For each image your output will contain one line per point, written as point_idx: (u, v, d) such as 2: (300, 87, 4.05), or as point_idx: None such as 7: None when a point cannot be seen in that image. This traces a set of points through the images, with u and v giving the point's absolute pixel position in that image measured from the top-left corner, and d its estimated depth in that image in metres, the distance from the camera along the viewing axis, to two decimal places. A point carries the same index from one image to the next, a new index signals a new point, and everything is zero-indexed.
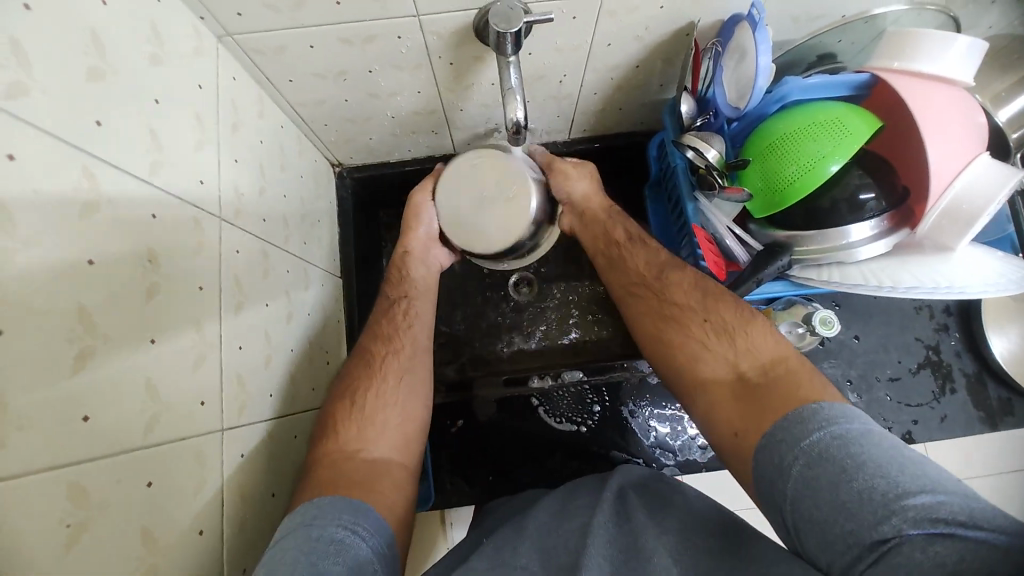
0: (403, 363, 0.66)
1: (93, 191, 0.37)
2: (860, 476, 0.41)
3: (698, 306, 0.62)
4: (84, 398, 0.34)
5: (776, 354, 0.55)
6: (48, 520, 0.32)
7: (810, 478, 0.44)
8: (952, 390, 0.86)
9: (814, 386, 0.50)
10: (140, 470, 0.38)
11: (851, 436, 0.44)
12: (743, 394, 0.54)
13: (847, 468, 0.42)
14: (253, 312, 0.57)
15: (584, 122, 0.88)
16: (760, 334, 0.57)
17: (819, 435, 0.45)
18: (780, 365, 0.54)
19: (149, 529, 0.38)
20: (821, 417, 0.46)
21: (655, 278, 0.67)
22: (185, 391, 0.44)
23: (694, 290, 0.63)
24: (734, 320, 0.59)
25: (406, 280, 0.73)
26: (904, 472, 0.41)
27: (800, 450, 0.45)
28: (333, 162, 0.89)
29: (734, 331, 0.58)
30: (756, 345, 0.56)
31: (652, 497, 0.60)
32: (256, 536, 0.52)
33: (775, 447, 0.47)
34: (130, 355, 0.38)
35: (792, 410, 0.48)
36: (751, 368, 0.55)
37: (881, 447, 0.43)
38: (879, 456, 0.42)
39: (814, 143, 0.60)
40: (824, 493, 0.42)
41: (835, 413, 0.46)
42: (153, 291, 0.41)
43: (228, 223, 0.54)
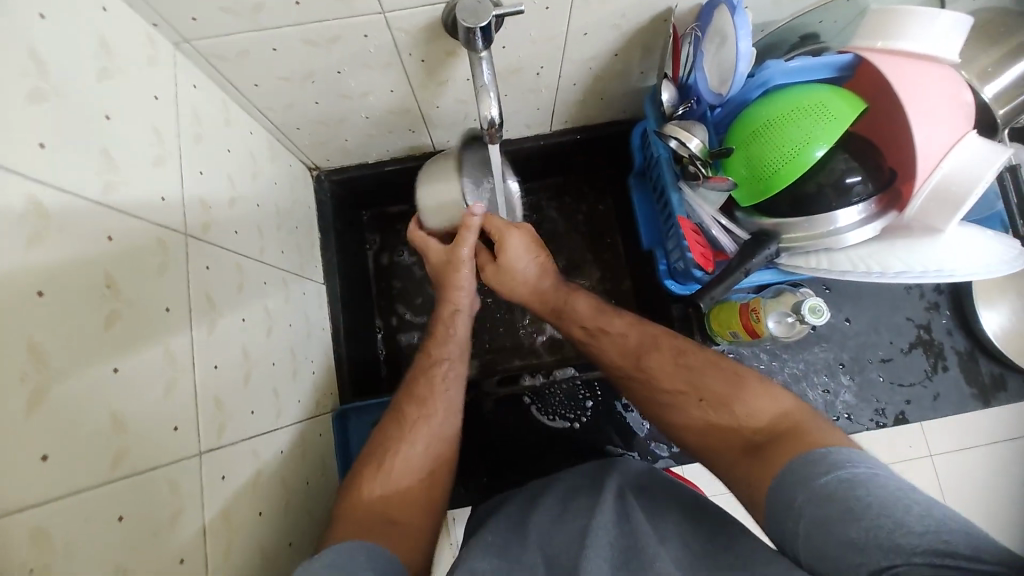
0: (434, 427, 0.63)
1: (38, 221, 0.35)
2: (866, 516, 0.40)
3: (686, 384, 0.60)
4: (43, 437, 0.33)
5: (777, 410, 0.54)
6: (11, 567, 0.31)
7: (819, 517, 0.43)
8: (945, 367, 0.86)
9: (824, 433, 0.50)
10: (112, 503, 0.37)
11: (859, 479, 0.43)
12: (755, 453, 0.52)
13: (853, 507, 0.41)
14: (230, 328, 0.55)
15: (565, 114, 0.85)
16: (757, 396, 0.56)
17: (825, 478, 0.44)
18: (787, 419, 0.53)
19: (124, 566, 0.37)
20: (829, 460, 0.46)
21: (635, 364, 0.65)
22: (157, 418, 0.42)
23: (677, 366, 0.62)
24: (726, 387, 0.58)
25: (449, 341, 0.71)
26: (912, 512, 0.40)
27: (808, 492, 0.45)
28: (310, 165, 0.87)
29: (730, 399, 0.57)
30: (757, 406, 0.55)
31: (651, 501, 0.58)
32: (245, 556, 0.51)
33: (785, 490, 0.47)
34: (91, 387, 0.37)
35: (801, 456, 0.48)
36: (755, 429, 0.54)
37: (888, 487, 0.42)
38: (886, 494, 0.42)
39: (798, 128, 0.58)
40: (832, 532, 0.42)
41: (847, 458, 0.46)
42: (113, 318, 0.39)
43: (196, 239, 0.52)
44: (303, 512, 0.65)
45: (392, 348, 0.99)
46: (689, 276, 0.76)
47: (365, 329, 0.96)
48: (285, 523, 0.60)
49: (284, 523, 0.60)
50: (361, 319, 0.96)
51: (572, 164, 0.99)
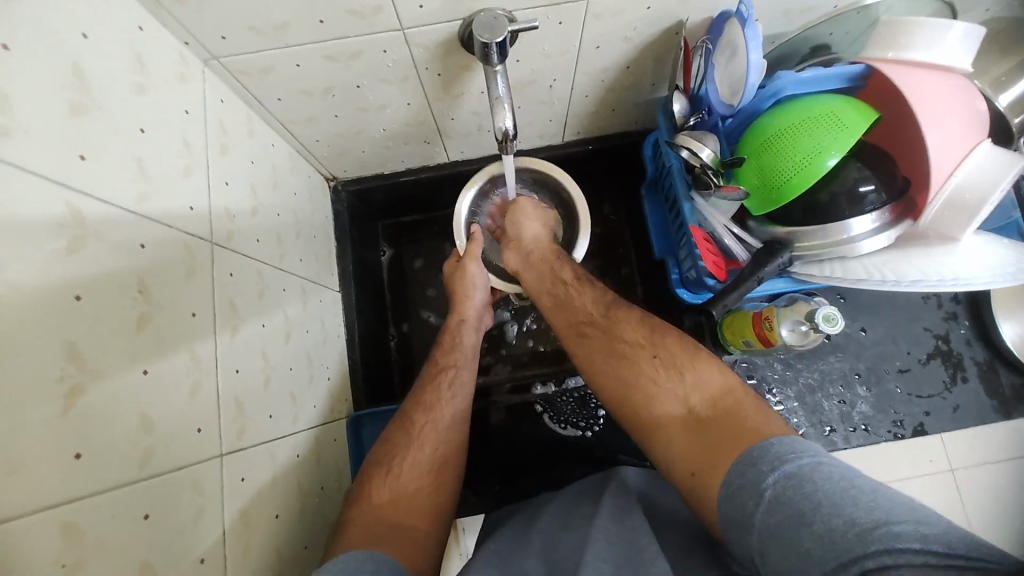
0: (442, 433, 0.64)
1: (78, 229, 0.37)
2: (816, 520, 0.38)
3: (644, 343, 0.60)
4: (77, 436, 0.34)
5: (722, 386, 0.54)
6: (43, 560, 0.32)
7: (773, 525, 0.40)
8: (964, 378, 0.85)
9: (761, 418, 0.49)
10: (136, 503, 0.38)
11: (802, 475, 0.41)
12: (694, 429, 0.51)
13: (806, 510, 0.39)
14: (250, 333, 0.57)
15: (577, 125, 0.87)
16: (706, 367, 0.56)
17: (772, 477, 0.42)
18: (728, 397, 0.52)
19: (148, 564, 0.38)
20: (773, 457, 0.44)
21: (603, 315, 0.66)
22: (182, 419, 0.43)
23: (640, 328, 0.62)
24: (676, 358, 0.57)
25: (457, 348, 0.75)
26: (857, 505, 0.37)
27: (757, 494, 0.43)
28: (327, 176, 0.89)
29: (682, 365, 0.56)
30: (702, 379, 0.54)
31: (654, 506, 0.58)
32: (262, 558, 0.52)
33: (739, 484, 0.44)
34: (123, 388, 0.38)
35: (746, 452, 0.46)
36: (700, 402, 0.53)
37: (837, 476, 0.40)
38: (836, 488, 0.39)
39: (810, 138, 0.59)
40: (787, 540, 0.39)
41: (792, 450, 0.44)
42: (144, 322, 0.41)
43: (221, 247, 0.54)
44: (317, 517, 0.65)
45: (404, 355, 1.00)
46: (702, 285, 0.76)
47: (378, 336, 0.97)
48: (300, 528, 0.61)
49: (298, 526, 0.60)
50: (375, 326, 0.97)
51: (583, 173, 1.00)
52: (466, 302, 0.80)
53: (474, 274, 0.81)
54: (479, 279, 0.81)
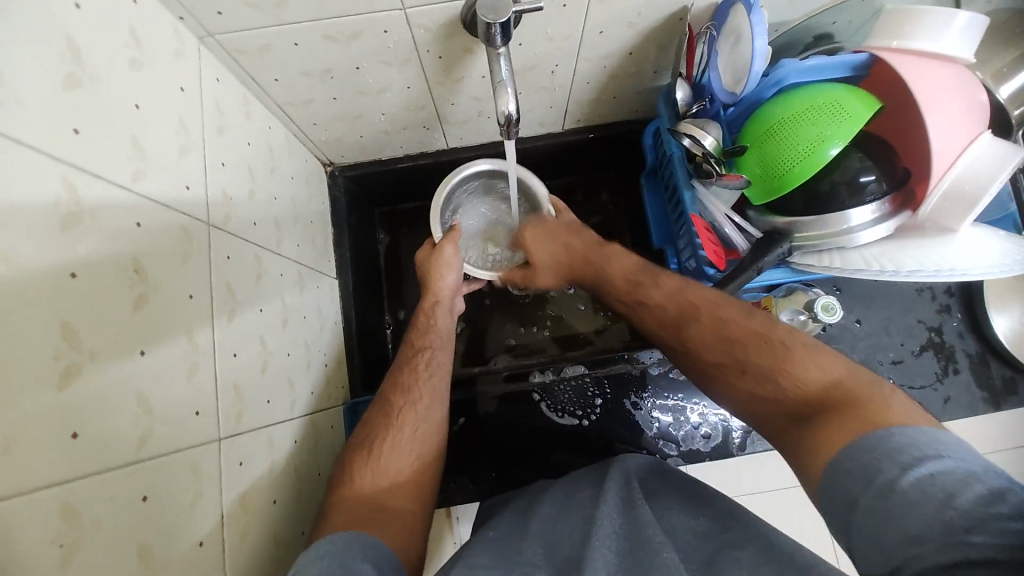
0: (422, 413, 0.64)
1: (71, 207, 0.36)
2: (922, 508, 0.35)
3: (730, 343, 0.54)
4: (73, 414, 0.34)
5: (826, 376, 0.46)
6: (39, 539, 0.31)
7: (873, 509, 0.37)
8: (956, 370, 0.86)
9: (880, 407, 0.41)
10: (134, 484, 0.38)
11: (915, 466, 0.37)
12: (799, 422, 0.46)
13: (914, 501, 0.35)
14: (248, 318, 0.56)
15: (578, 113, 0.86)
16: (804, 356, 0.48)
17: (887, 470, 0.37)
18: (834, 388, 0.45)
19: (146, 546, 0.38)
20: (890, 449, 0.38)
21: (677, 319, 0.60)
22: (179, 401, 0.43)
23: (718, 338, 0.55)
24: (767, 358, 0.50)
25: (432, 331, 0.74)
26: (974, 499, 0.33)
27: (867, 488, 0.38)
28: (325, 161, 0.88)
29: (774, 358, 0.49)
30: (797, 370, 0.47)
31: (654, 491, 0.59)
32: (260, 541, 0.52)
33: (841, 493, 0.40)
34: (120, 368, 0.37)
35: (860, 442, 0.40)
36: (799, 394, 0.46)
37: (965, 485, 0.34)
38: (952, 482, 0.35)
39: (813, 127, 0.58)
40: (885, 523, 0.36)
41: (911, 442, 0.38)
42: (141, 302, 0.40)
43: (218, 229, 0.53)
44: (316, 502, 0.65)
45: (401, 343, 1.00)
46: (701, 274, 0.76)
47: (374, 323, 0.97)
48: (298, 512, 0.61)
49: (296, 513, 0.60)
50: (371, 313, 0.96)
51: (583, 162, 1.00)
52: (438, 284, 0.78)
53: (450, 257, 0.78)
54: (449, 262, 0.79)
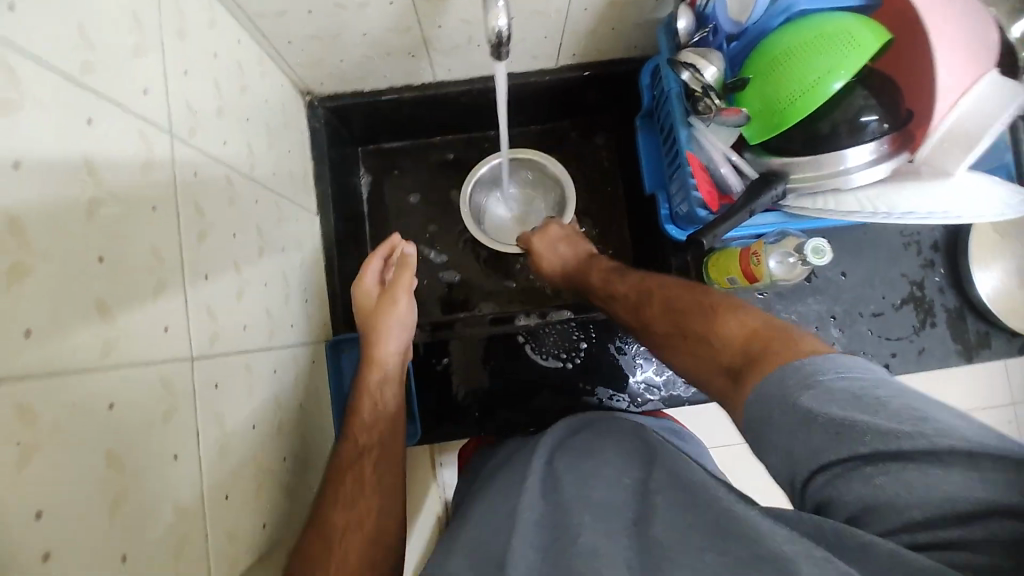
0: (378, 422, 0.69)
1: (9, 87, 0.32)
2: (838, 418, 0.38)
3: (671, 322, 0.61)
4: (21, 312, 0.30)
5: (749, 331, 0.52)
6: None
7: (791, 428, 0.40)
8: (933, 323, 0.87)
9: (789, 345, 0.47)
10: (101, 391, 0.35)
11: (826, 385, 0.40)
12: (732, 376, 0.50)
13: (832, 418, 0.38)
14: (219, 241, 0.53)
15: (573, 46, 0.82)
16: (732, 318, 0.54)
17: (798, 391, 0.41)
18: (754, 337, 0.50)
19: (115, 453, 0.35)
20: (796, 378, 0.42)
21: (636, 300, 0.67)
22: (147, 317, 0.41)
23: (668, 311, 0.62)
24: (703, 324, 0.56)
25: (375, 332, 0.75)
26: (881, 413, 0.37)
27: (778, 405, 0.42)
28: (302, 89, 0.83)
29: (702, 324, 0.56)
30: (727, 327, 0.54)
31: (580, 449, 0.57)
32: (241, 462, 0.51)
33: (755, 439, 0.44)
34: (80, 273, 0.35)
35: (778, 368, 0.44)
36: (732, 351, 0.52)
37: (864, 395, 0.39)
38: (859, 395, 0.39)
39: (819, 58, 0.56)
40: (801, 436, 0.39)
41: (818, 367, 0.42)
42: (97, 207, 0.37)
43: (183, 143, 0.49)
44: (316, 460, 0.71)
45: None
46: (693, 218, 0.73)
47: (357, 265, 0.94)
48: (278, 440, 0.60)
49: (275, 440, 0.59)
50: (353, 254, 0.94)
51: (576, 104, 0.96)
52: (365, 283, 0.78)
53: (403, 310, 0.75)
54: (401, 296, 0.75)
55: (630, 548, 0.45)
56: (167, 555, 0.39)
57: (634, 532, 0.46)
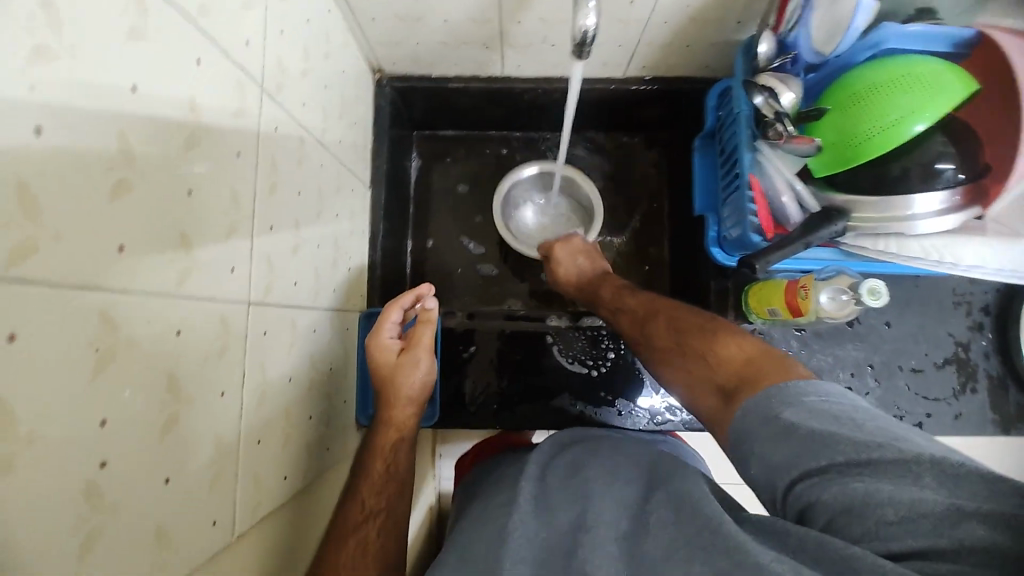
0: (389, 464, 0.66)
1: (136, 12, 0.33)
2: (814, 433, 0.39)
3: (672, 339, 0.60)
4: (116, 226, 0.31)
5: (747, 356, 0.51)
6: (79, 339, 0.29)
7: (769, 438, 0.41)
8: (974, 389, 0.84)
9: (781, 372, 0.46)
10: (171, 315, 0.36)
11: (810, 405, 0.41)
12: (722, 397, 0.50)
13: (812, 434, 0.39)
14: (287, 196, 0.55)
15: (644, 59, 0.82)
16: (732, 341, 0.54)
17: (787, 410, 0.42)
18: (751, 361, 0.50)
19: (174, 378, 0.37)
20: (781, 397, 0.43)
21: (640, 323, 0.66)
22: (219, 254, 0.42)
23: (672, 328, 0.61)
24: (702, 342, 0.56)
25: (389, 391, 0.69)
26: (856, 434, 0.38)
27: (759, 424, 0.43)
28: (375, 66, 0.85)
29: (703, 344, 0.56)
30: (725, 350, 0.53)
31: (572, 462, 0.55)
32: (274, 411, 0.52)
33: (736, 452, 0.44)
34: (169, 200, 0.36)
35: (765, 392, 0.45)
36: (727, 372, 0.51)
37: (838, 413, 0.40)
38: (837, 417, 0.40)
39: (904, 97, 0.56)
40: (783, 449, 0.40)
41: (800, 393, 0.43)
42: (192, 141, 0.39)
43: (271, 97, 0.51)
44: (338, 423, 0.72)
45: (420, 268, 0.99)
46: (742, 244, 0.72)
47: (398, 243, 0.96)
48: (308, 398, 0.61)
49: (305, 395, 0.60)
50: (397, 232, 0.95)
51: (636, 117, 0.97)
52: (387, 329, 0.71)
53: (422, 370, 0.70)
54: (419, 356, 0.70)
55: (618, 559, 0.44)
56: (203, 483, 0.40)
57: (622, 539, 0.45)
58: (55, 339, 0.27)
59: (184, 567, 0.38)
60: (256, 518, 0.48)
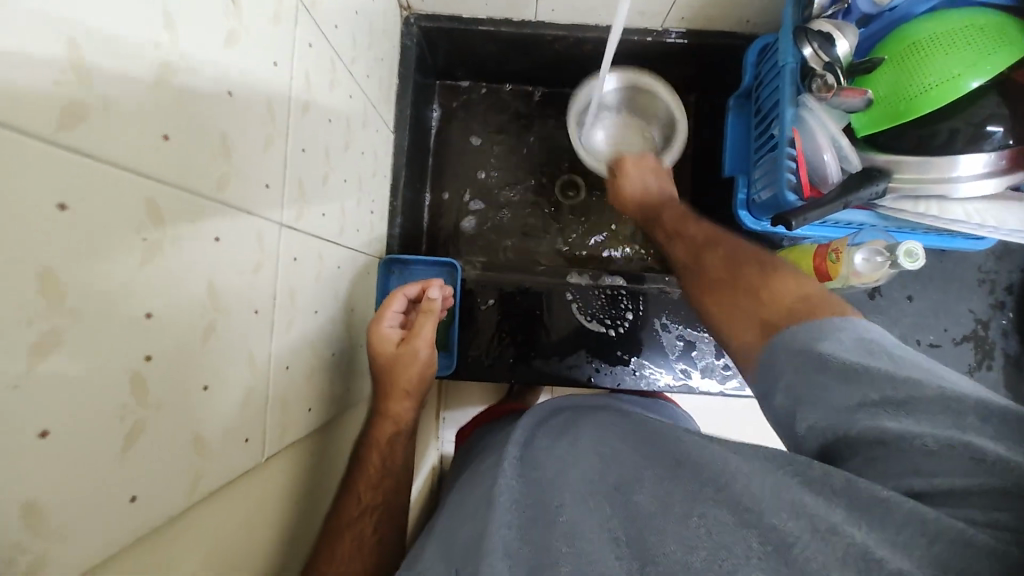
0: (395, 453, 0.62)
1: None
2: (840, 366, 0.37)
3: (726, 276, 0.56)
4: (162, 113, 0.30)
5: (801, 293, 0.47)
6: (128, 223, 0.28)
7: (805, 374, 0.39)
8: (989, 366, 0.84)
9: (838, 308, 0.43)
10: (210, 220, 0.35)
11: (859, 345, 0.38)
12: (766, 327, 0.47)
13: (838, 367, 0.37)
14: (318, 121, 0.53)
15: (684, 10, 0.79)
16: (784, 281, 0.50)
17: (835, 345, 0.39)
18: (805, 298, 0.46)
19: (214, 284, 0.36)
20: (825, 335, 0.40)
21: (693, 261, 0.64)
22: (255, 165, 0.40)
23: (726, 261, 0.58)
24: (757, 279, 0.52)
25: (389, 377, 0.64)
26: (889, 374, 0.35)
27: (794, 359, 0.41)
28: (403, 3, 0.82)
29: (757, 285, 0.52)
30: (779, 289, 0.49)
31: (561, 426, 0.51)
32: (300, 341, 0.51)
33: (770, 384, 0.43)
34: (211, 97, 0.34)
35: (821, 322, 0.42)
36: (774, 308, 0.48)
37: (877, 348, 0.37)
38: (871, 354, 0.37)
39: (969, 47, 0.54)
40: (809, 379, 0.39)
41: (863, 342, 0.38)
42: (234, 40, 0.37)
43: (305, 11, 0.48)
44: (360, 370, 0.69)
45: (438, 221, 0.98)
46: (774, 205, 0.71)
47: (417, 192, 0.94)
48: (332, 334, 0.60)
49: (329, 331, 0.59)
50: (416, 181, 0.93)
51: (668, 75, 0.94)
52: (381, 321, 0.67)
53: (421, 355, 0.65)
54: (419, 346, 0.64)
55: (614, 518, 0.38)
56: (235, 399, 0.39)
57: (618, 498, 0.39)
58: (103, 222, 0.26)
59: (217, 479, 0.37)
60: (282, 445, 0.47)
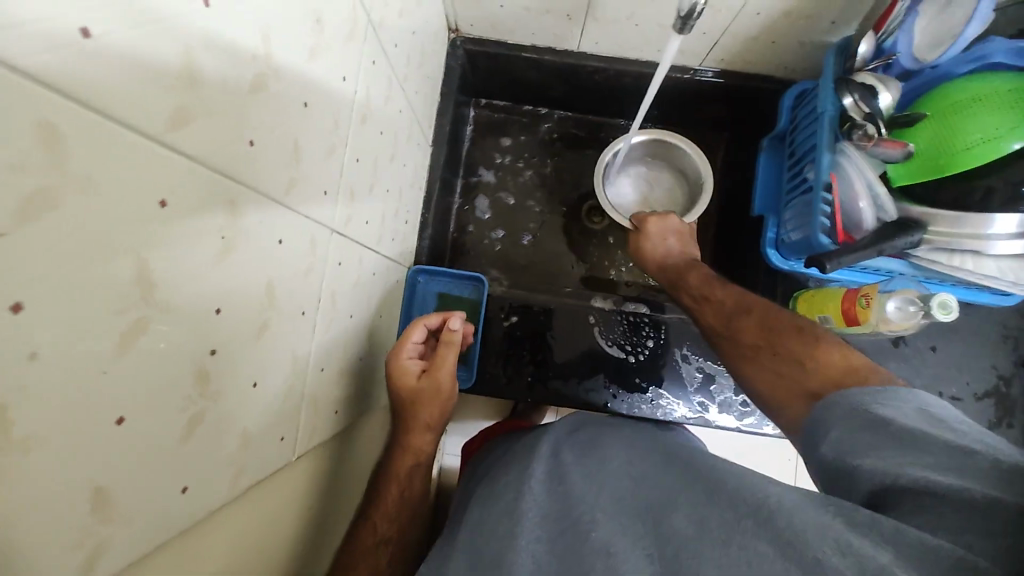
0: (412, 485, 0.63)
1: None
2: (895, 428, 0.35)
3: (764, 341, 0.55)
4: (248, 120, 0.31)
5: (847, 366, 0.46)
6: (211, 223, 0.29)
7: (853, 429, 0.37)
8: (1011, 425, 0.83)
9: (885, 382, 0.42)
10: (274, 223, 0.36)
11: (913, 411, 0.35)
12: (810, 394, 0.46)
13: (891, 429, 0.35)
14: (371, 133, 0.55)
15: (726, 50, 0.81)
16: (828, 348, 0.49)
17: (887, 409, 0.36)
18: (850, 372, 0.45)
19: (272, 285, 0.37)
20: (876, 400, 0.38)
21: (724, 326, 0.62)
22: (317, 172, 0.42)
23: (763, 329, 0.56)
24: (797, 345, 0.52)
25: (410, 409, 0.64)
26: (945, 443, 0.32)
27: (844, 421, 0.39)
28: (452, 25, 0.84)
29: (800, 354, 0.50)
30: (822, 359, 0.48)
31: (590, 449, 0.50)
32: (334, 343, 0.52)
33: (813, 436, 0.41)
34: (289, 107, 0.36)
35: (876, 390, 0.39)
36: (819, 377, 0.47)
37: (935, 417, 0.34)
38: (922, 420, 0.34)
39: (1012, 111, 0.54)
40: (859, 438, 0.36)
41: (915, 411, 0.35)
42: (314, 54, 0.38)
43: (372, 28, 0.50)
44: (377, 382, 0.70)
45: (466, 235, 0.99)
46: (804, 247, 0.72)
47: (447, 206, 0.96)
48: (361, 339, 0.61)
49: (360, 336, 0.60)
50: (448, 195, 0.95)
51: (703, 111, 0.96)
52: (398, 351, 0.67)
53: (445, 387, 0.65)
54: (440, 379, 0.65)
55: (647, 541, 0.37)
56: (276, 398, 0.40)
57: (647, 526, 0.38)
58: (190, 220, 0.27)
59: (254, 474, 0.38)
60: (310, 445, 0.48)
